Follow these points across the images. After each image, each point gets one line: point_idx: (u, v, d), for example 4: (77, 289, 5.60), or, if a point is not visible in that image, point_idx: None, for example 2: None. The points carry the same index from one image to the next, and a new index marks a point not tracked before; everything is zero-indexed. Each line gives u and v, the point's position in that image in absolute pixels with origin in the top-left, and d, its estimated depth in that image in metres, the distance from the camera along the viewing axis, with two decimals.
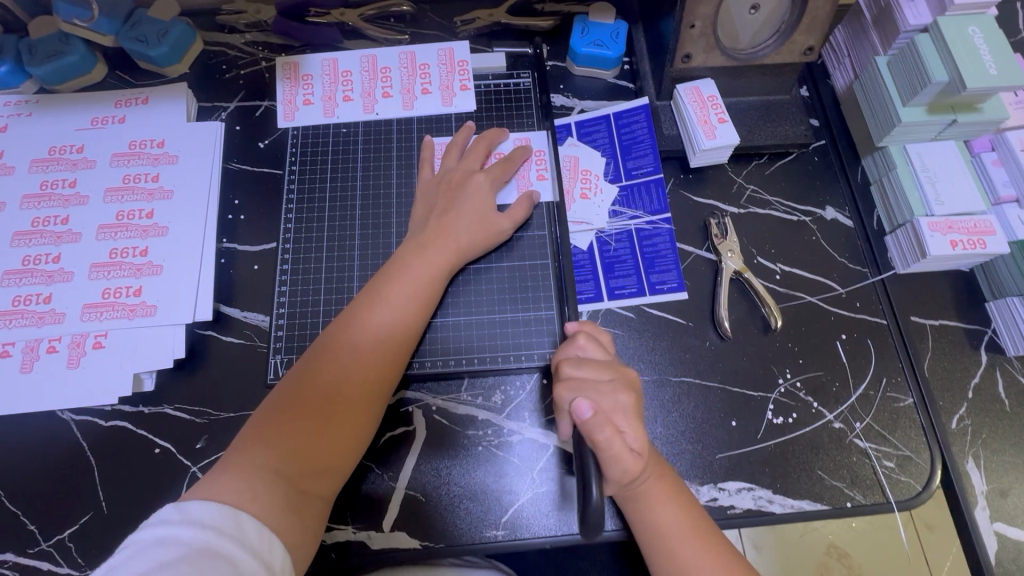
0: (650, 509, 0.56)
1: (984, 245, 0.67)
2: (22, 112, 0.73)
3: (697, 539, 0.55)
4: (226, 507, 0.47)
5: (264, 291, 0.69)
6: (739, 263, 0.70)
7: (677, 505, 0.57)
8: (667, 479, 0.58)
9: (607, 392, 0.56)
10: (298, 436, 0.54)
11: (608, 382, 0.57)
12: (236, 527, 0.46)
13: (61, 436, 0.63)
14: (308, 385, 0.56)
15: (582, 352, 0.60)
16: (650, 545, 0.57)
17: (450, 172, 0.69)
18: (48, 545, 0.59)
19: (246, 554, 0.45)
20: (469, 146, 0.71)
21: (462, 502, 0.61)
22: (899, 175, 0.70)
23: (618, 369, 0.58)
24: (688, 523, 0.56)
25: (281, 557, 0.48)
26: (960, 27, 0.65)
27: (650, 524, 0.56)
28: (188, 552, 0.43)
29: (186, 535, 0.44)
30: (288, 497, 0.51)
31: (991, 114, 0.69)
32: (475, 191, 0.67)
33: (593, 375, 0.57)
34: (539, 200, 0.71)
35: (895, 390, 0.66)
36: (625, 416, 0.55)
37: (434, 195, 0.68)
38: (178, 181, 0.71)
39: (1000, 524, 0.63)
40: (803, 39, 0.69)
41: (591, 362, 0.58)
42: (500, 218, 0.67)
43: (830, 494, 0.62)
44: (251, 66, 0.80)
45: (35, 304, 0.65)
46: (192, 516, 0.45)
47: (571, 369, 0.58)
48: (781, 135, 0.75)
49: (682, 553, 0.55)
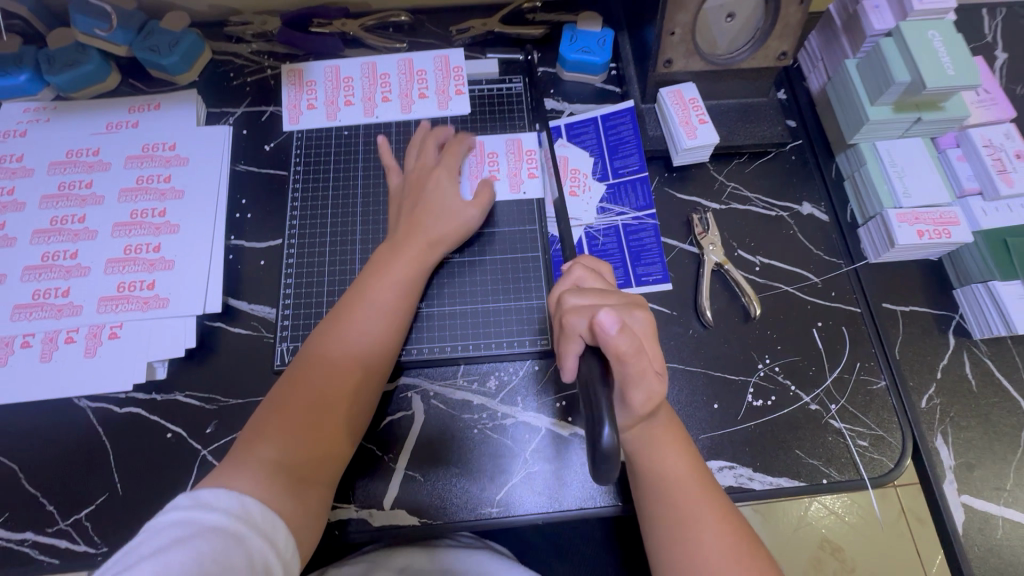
0: (658, 450, 0.56)
1: (949, 234, 0.71)
2: (41, 117, 0.78)
3: (701, 487, 0.55)
4: (232, 492, 0.50)
5: (270, 284, 0.73)
6: (720, 256, 0.74)
7: (683, 454, 0.56)
8: (677, 428, 0.58)
9: (624, 310, 0.55)
10: (294, 429, 0.57)
11: (619, 302, 0.56)
12: (243, 509, 0.50)
13: (78, 421, 0.66)
14: (299, 384, 0.60)
15: (580, 281, 0.59)
16: (653, 490, 0.55)
17: (412, 171, 0.73)
18: (66, 524, 0.63)
19: (253, 535, 0.48)
20: (417, 141, 0.75)
21: (460, 481, 0.65)
22: (869, 170, 0.75)
23: (624, 293, 0.57)
24: (694, 472, 0.55)
25: (286, 536, 0.51)
26: (920, 31, 0.70)
27: (655, 468, 0.55)
28: (201, 530, 0.46)
29: (198, 515, 0.47)
30: (288, 483, 0.54)
31: (954, 112, 0.73)
32: (437, 187, 0.71)
33: (599, 299, 0.56)
34: (495, 193, 0.75)
35: (868, 373, 0.70)
36: (644, 336, 0.55)
37: (403, 195, 0.72)
38: (189, 182, 0.75)
39: (967, 497, 0.66)
40: (777, 44, 0.73)
41: (593, 290, 0.57)
42: (465, 207, 0.71)
43: (807, 471, 0.65)
44: (257, 73, 0.85)
45: (54, 297, 0.69)
46: (202, 500, 0.48)
47: (574, 297, 0.56)
48: (759, 135, 0.79)
49: (686, 499, 0.54)
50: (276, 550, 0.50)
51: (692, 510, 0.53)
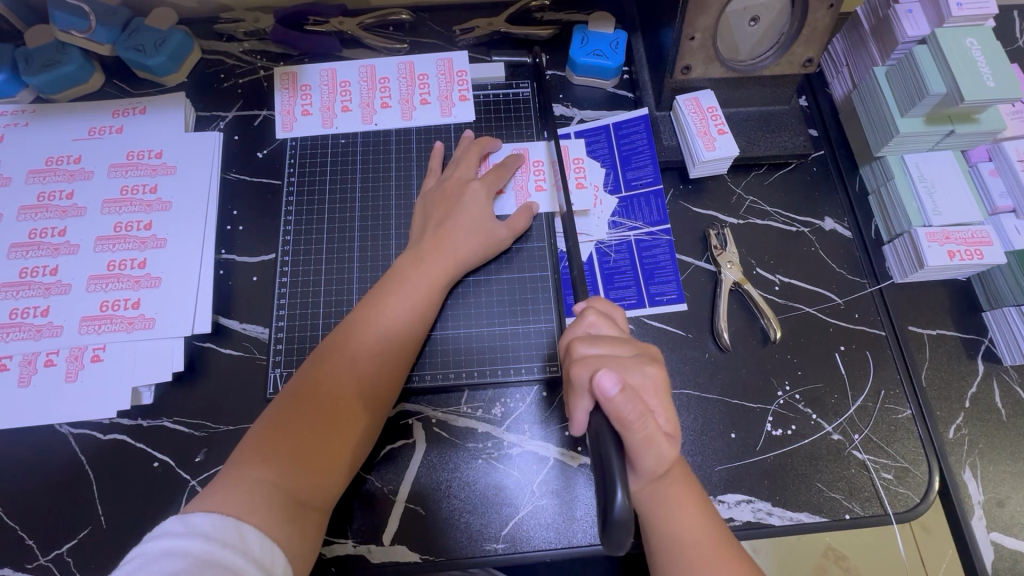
0: (672, 510, 0.52)
1: (981, 255, 0.67)
2: (19, 121, 0.73)
3: (718, 548, 0.51)
4: (229, 518, 0.47)
5: (262, 302, 0.69)
6: (738, 275, 0.70)
7: (695, 509, 0.53)
8: (692, 484, 0.55)
9: (633, 366, 0.52)
10: (296, 446, 0.53)
11: (631, 356, 0.53)
12: (240, 538, 0.46)
13: (59, 449, 0.63)
14: (306, 393, 0.56)
15: (593, 328, 0.56)
16: (663, 551, 0.52)
17: (447, 180, 0.69)
18: (47, 560, 0.59)
19: (250, 564, 0.45)
20: (461, 152, 0.71)
21: (463, 515, 0.61)
22: (897, 184, 0.71)
23: (639, 344, 0.55)
24: (707, 528, 0.52)
25: (282, 565, 0.48)
26: (958, 39, 0.66)
27: (666, 529, 0.52)
28: (196, 563, 0.42)
29: (193, 545, 0.44)
30: (284, 506, 0.50)
31: (989, 125, 0.70)
32: (472, 199, 0.67)
33: (611, 350, 0.53)
34: (538, 211, 0.71)
35: (893, 402, 0.66)
36: (655, 392, 0.52)
37: (431, 205, 0.68)
38: (177, 193, 0.71)
39: (997, 534, 0.64)
40: (802, 51, 0.69)
41: (606, 338, 0.54)
42: (498, 226, 0.67)
43: (829, 506, 0.62)
44: (249, 75, 0.80)
45: (33, 316, 0.65)
46: (196, 528, 0.45)
47: (585, 347, 0.53)
48: (780, 145, 0.75)
49: (703, 561, 0.50)
50: None
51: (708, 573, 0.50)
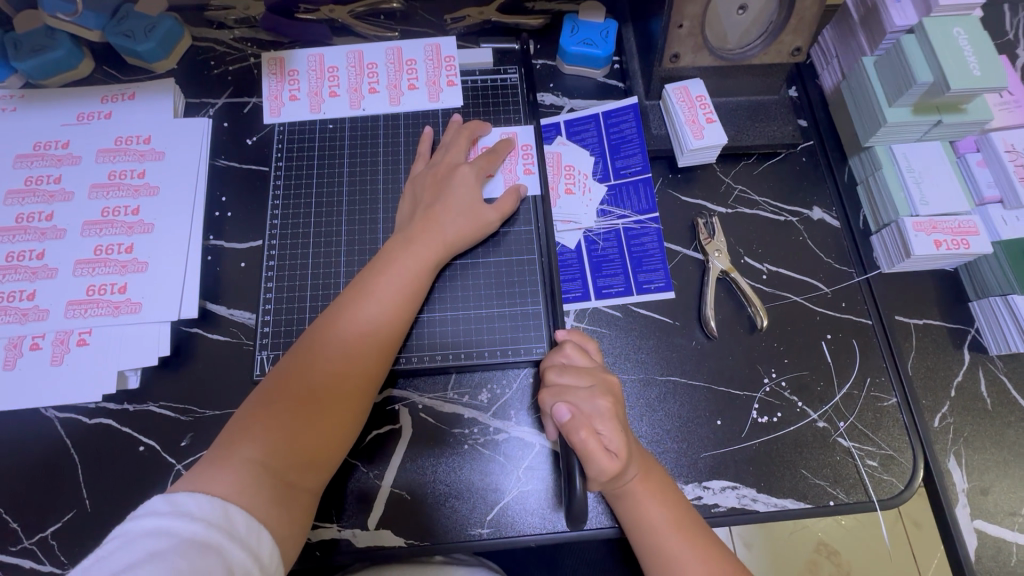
0: (637, 506, 0.55)
1: (967, 245, 0.68)
2: (8, 106, 0.73)
3: (687, 537, 0.54)
4: (215, 498, 0.47)
5: (250, 289, 0.69)
6: (725, 263, 0.70)
7: (662, 501, 0.55)
8: (653, 472, 0.56)
9: (584, 398, 0.56)
10: (284, 426, 0.53)
11: (587, 389, 0.57)
12: (225, 518, 0.46)
13: (44, 433, 0.63)
14: (295, 376, 0.56)
15: (566, 360, 0.60)
16: (638, 543, 0.55)
17: (437, 165, 0.69)
18: (31, 543, 0.59)
19: (233, 544, 0.45)
20: (451, 137, 0.72)
21: (448, 500, 0.61)
22: (885, 174, 0.71)
23: (600, 376, 0.58)
24: (675, 522, 0.55)
25: (269, 546, 0.48)
26: (945, 29, 0.66)
27: (638, 524, 0.55)
28: (179, 543, 0.43)
29: (177, 525, 0.44)
30: (271, 487, 0.50)
31: (976, 115, 0.70)
32: (461, 182, 0.67)
33: (573, 381, 0.58)
34: (526, 194, 0.71)
35: (878, 390, 0.66)
36: (605, 421, 0.55)
37: (420, 189, 0.68)
38: (165, 178, 0.71)
39: (980, 521, 0.64)
40: (791, 39, 0.69)
41: (574, 369, 0.59)
42: (486, 209, 0.67)
43: (813, 493, 0.62)
44: (239, 62, 0.80)
45: (19, 300, 0.65)
46: (181, 508, 0.45)
47: (554, 375, 0.59)
48: (770, 135, 0.75)
49: (669, 550, 0.54)
50: (258, 561, 0.46)
51: (676, 564, 0.53)
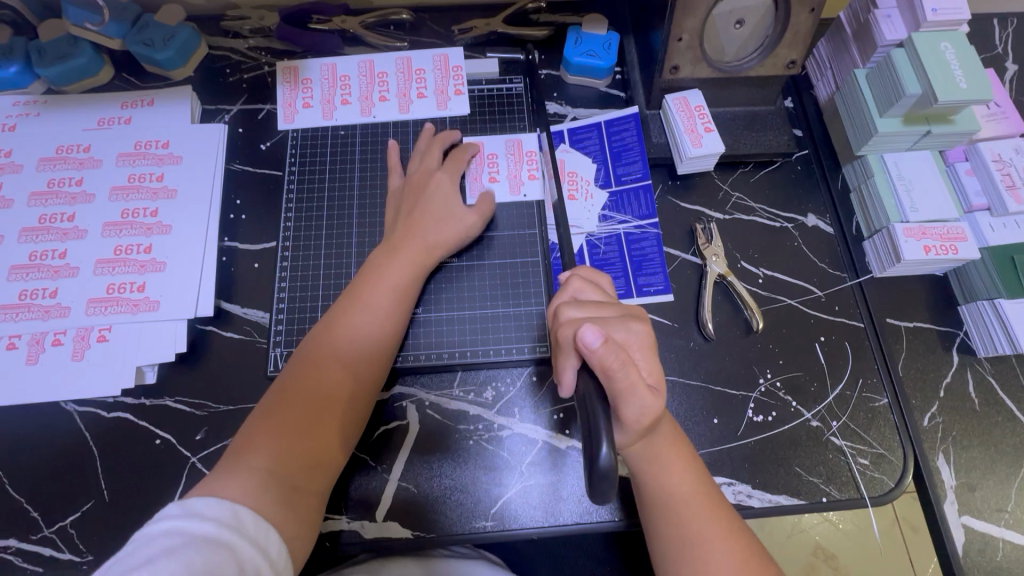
0: (658, 469, 0.56)
1: (956, 250, 0.70)
2: (31, 111, 0.76)
3: (710, 509, 0.55)
4: (224, 500, 0.49)
5: (263, 289, 0.72)
6: (722, 267, 0.72)
7: (687, 471, 0.57)
8: (682, 444, 0.58)
9: (618, 324, 0.55)
10: (289, 435, 0.55)
11: (616, 317, 0.56)
12: (234, 517, 0.48)
13: (65, 426, 0.65)
14: (297, 386, 0.58)
15: (579, 293, 0.59)
16: (659, 513, 0.56)
17: (412, 175, 0.72)
18: (51, 532, 0.61)
19: (243, 541, 0.47)
20: (422, 146, 0.74)
21: (453, 494, 0.63)
22: (876, 182, 0.74)
23: (623, 306, 0.58)
24: (699, 492, 0.56)
25: (278, 546, 0.50)
26: (933, 44, 0.69)
27: (663, 491, 0.56)
28: (193, 540, 0.45)
29: (190, 524, 0.46)
30: (279, 490, 0.52)
31: (965, 125, 0.73)
32: (436, 190, 0.70)
33: (596, 312, 0.56)
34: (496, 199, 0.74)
35: (870, 391, 0.69)
36: (641, 348, 0.55)
37: (397, 201, 0.71)
38: (182, 181, 0.74)
39: (968, 517, 0.66)
40: (786, 52, 0.72)
41: (592, 302, 0.57)
42: (463, 215, 0.70)
43: (807, 489, 0.64)
44: (254, 70, 0.83)
45: (41, 297, 0.67)
46: (193, 508, 0.47)
47: (571, 311, 0.57)
48: (766, 144, 0.78)
49: (692, 518, 0.55)
50: (268, 557, 0.48)
51: (699, 533, 0.54)
